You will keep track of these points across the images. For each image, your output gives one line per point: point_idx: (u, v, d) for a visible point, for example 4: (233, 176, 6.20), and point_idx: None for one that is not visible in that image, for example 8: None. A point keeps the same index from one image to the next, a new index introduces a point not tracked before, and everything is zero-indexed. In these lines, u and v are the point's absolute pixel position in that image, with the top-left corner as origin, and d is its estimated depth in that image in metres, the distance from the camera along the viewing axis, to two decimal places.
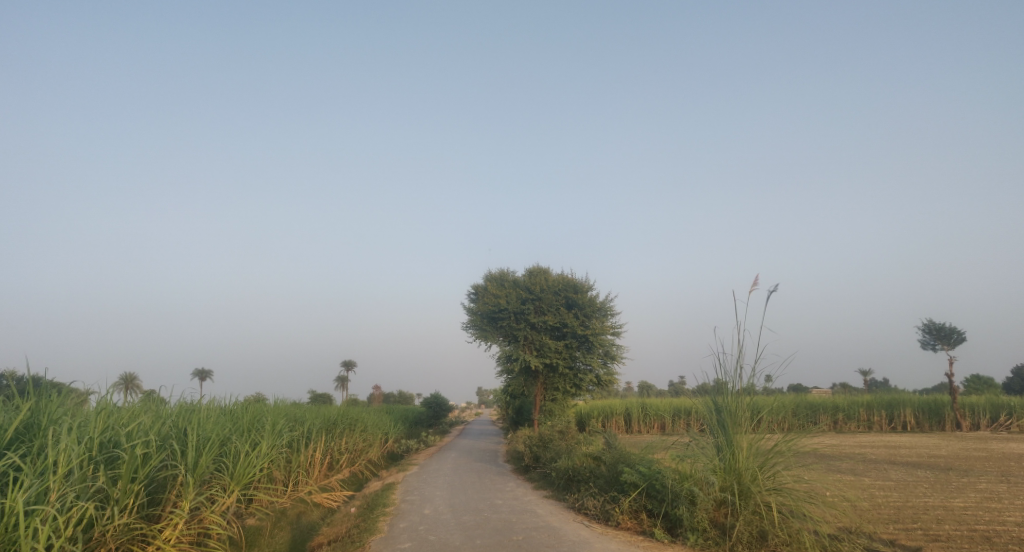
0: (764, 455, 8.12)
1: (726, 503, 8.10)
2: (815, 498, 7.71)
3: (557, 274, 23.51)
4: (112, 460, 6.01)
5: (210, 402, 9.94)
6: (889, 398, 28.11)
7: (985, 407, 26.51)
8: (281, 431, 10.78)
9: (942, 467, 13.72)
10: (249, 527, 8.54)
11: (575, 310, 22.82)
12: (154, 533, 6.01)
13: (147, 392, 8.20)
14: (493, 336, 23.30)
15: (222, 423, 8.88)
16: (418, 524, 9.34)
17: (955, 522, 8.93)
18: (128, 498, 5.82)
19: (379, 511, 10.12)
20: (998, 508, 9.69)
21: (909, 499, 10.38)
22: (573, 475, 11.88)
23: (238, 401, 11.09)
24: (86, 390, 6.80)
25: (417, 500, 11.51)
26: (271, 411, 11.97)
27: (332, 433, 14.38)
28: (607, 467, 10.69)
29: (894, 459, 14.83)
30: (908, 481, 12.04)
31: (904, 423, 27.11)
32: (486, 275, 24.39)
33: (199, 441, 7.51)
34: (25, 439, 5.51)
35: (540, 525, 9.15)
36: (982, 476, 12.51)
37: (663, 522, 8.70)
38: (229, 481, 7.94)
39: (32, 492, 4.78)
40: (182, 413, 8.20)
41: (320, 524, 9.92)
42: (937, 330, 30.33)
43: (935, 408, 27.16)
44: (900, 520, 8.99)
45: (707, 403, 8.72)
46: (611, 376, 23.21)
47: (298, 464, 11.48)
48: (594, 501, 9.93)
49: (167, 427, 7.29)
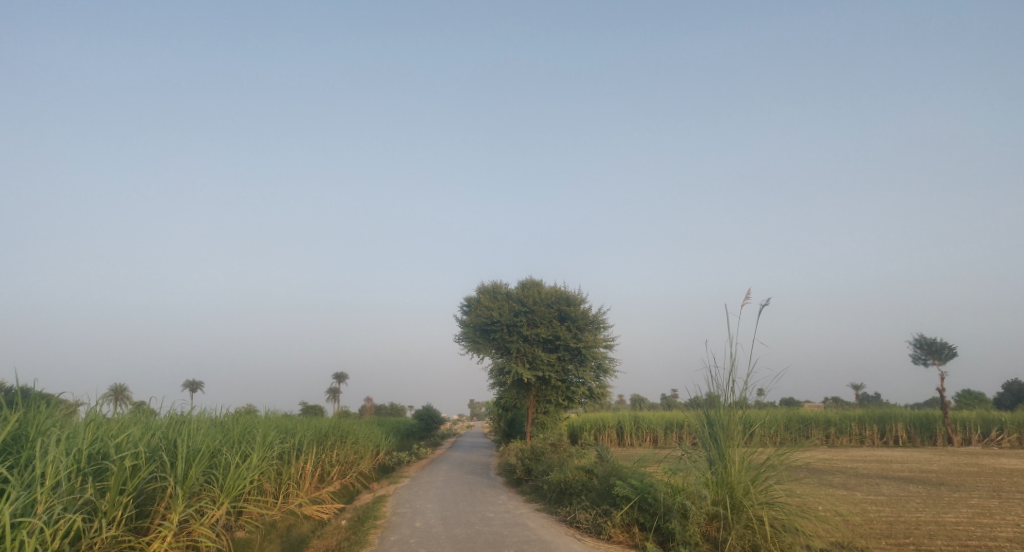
0: (757, 468, 8.12)
1: (717, 516, 8.08)
2: (807, 513, 7.71)
3: (549, 287, 23.53)
4: (101, 472, 5.94)
5: (201, 414, 9.84)
6: (880, 413, 28.18)
7: (976, 422, 26.71)
8: (272, 442, 10.70)
9: (933, 481, 13.76)
10: (238, 540, 8.46)
11: (568, 322, 22.79)
12: (142, 546, 5.92)
13: (137, 404, 8.12)
14: (485, 348, 23.23)
15: (213, 435, 8.79)
16: (409, 537, 9.26)
17: (946, 537, 8.94)
18: (116, 510, 5.74)
19: (370, 524, 10.02)
20: (988, 523, 9.72)
21: (901, 514, 10.38)
22: (565, 488, 11.80)
23: (228, 414, 10.98)
24: (75, 401, 6.72)
25: (408, 513, 11.41)
26: (262, 423, 11.86)
27: (322, 445, 14.27)
28: (598, 480, 10.65)
29: (885, 474, 14.85)
30: (900, 496, 12.07)
31: (896, 437, 27.22)
32: (479, 286, 24.38)
33: (189, 453, 7.43)
34: (13, 451, 5.44)
35: (532, 539, 9.07)
36: (973, 491, 12.56)
37: (655, 535, 8.69)
38: (219, 493, 7.84)
39: (20, 504, 4.71)
40: (172, 425, 8.12)
41: (309, 537, 9.81)
42: (928, 344, 30.52)
43: (927, 423, 27.23)
44: (892, 535, 9.00)
45: (700, 416, 8.74)
46: (604, 389, 23.13)
47: (288, 476, 11.37)
48: (587, 515, 9.88)
49: (157, 438, 7.20)
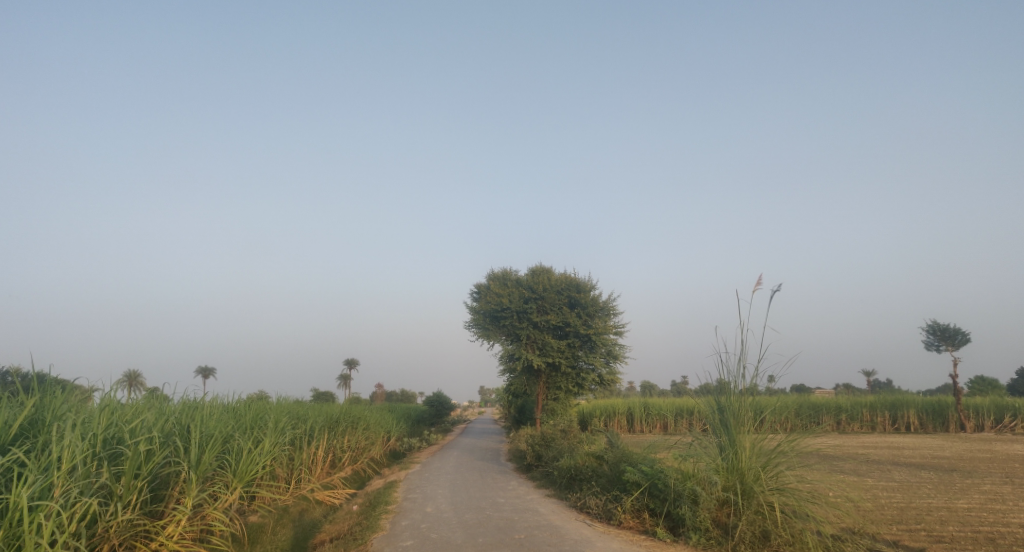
0: (768, 455, 8.11)
1: (728, 502, 8.09)
2: (817, 498, 7.67)
3: (559, 274, 23.47)
4: (117, 457, 6.04)
5: (214, 400, 9.98)
6: (892, 399, 28.00)
7: (988, 408, 26.48)
8: (284, 429, 10.80)
9: (945, 467, 13.68)
10: (252, 524, 8.59)
11: (578, 309, 22.77)
12: (157, 530, 6.01)
13: (151, 389, 8.23)
14: (495, 335, 23.28)
15: (226, 420, 8.90)
16: (420, 522, 9.35)
17: (959, 523, 8.89)
18: (131, 494, 5.83)
19: (381, 509, 10.15)
20: (1002, 509, 9.66)
21: (913, 500, 10.33)
22: (575, 474, 11.83)
23: (241, 400, 11.09)
24: (90, 386, 6.80)
25: (419, 498, 11.52)
26: (273, 409, 11.98)
27: (334, 431, 14.41)
28: (609, 467, 10.68)
29: (896, 460, 14.76)
30: (912, 482, 11.98)
31: (908, 424, 27.08)
32: (488, 274, 24.38)
33: (202, 439, 7.51)
34: (29, 435, 5.53)
35: (542, 524, 9.14)
36: (986, 477, 12.46)
37: (665, 521, 8.72)
38: (232, 478, 7.95)
39: (38, 487, 4.79)
40: (185, 411, 8.23)
41: (321, 522, 9.95)
42: (941, 330, 30.23)
43: (939, 409, 27.08)
44: (903, 521, 8.97)
45: (710, 402, 8.69)
46: (614, 375, 23.17)
47: (301, 462, 11.52)
48: (597, 501, 9.94)
49: (171, 424, 7.30)
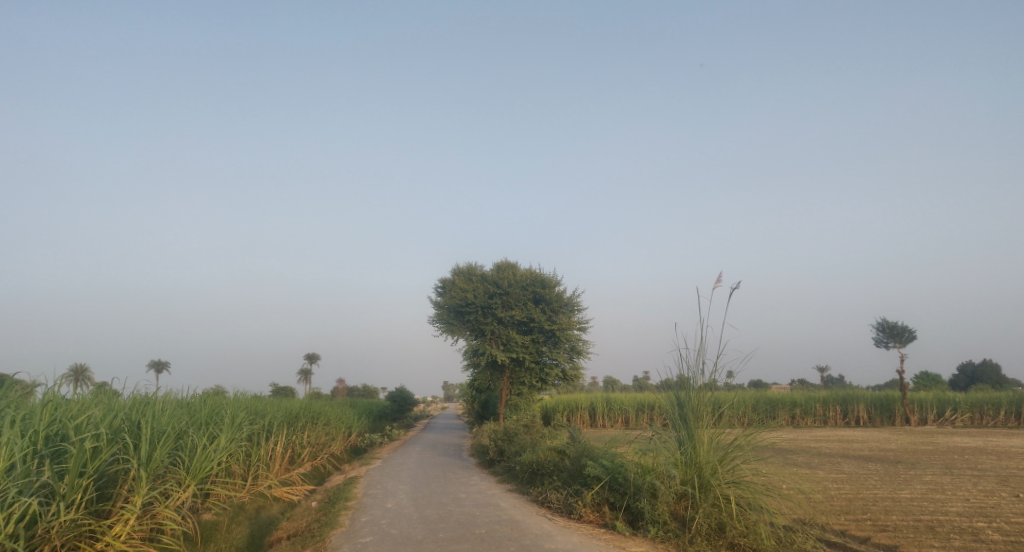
0: (725, 449, 8.29)
1: (686, 496, 8.23)
2: (772, 491, 7.88)
3: (524, 269, 23.51)
4: (61, 454, 5.83)
5: (167, 395, 9.73)
6: (844, 394, 28.95)
7: (931, 402, 27.65)
8: (240, 424, 10.58)
9: (890, 459, 14.24)
10: (205, 522, 8.39)
11: (542, 305, 22.85)
12: (102, 530, 5.81)
13: (99, 384, 7.96)
14: (459, 330, 23.19)
15: (179, 416, 8.67)
16: (380, 518, 9.27)
17: (902, 512, 9.25)
18: (76, 493, 5.61)
19: (341, 505, 10.02)
20: (941, 499, 10.11)
21: (860, 491, 10.70)
22: (536, 469, 11.89)
23: (195, 395, 10.82)
24: (33, 381, 6.55)
25: (380, 495, 11.41)
26: (230, 404, 11.72)
27: (293, 426, 14.17)
28: (570, 461, 10.78)
29: (845, 452, 15.30)
30: (859, 474, 12.43)
31: (857, 418, 28.07)
32: (453, 269, 24.28)
33: (154, 435, 7.30)
34: None
35: (503, 519, 9.14)
36: (928, 468, 13.00)
37: (624, 514, 8.84)
38: (185, 476, 7.74)
39: None
40: (136, 406, 8.00)
41: (278, 519, 9.78)
42: (889, 329, 31.37)
43: (886, 404, 28.11)
44: (851, 511, 9.30)
45: (670, 397, 8.82)
46: (577, 371, 23.35)
47: (258, 458, 11.30)
48: (558, 495, 10.01)
49: (120, 420, 7.07)
